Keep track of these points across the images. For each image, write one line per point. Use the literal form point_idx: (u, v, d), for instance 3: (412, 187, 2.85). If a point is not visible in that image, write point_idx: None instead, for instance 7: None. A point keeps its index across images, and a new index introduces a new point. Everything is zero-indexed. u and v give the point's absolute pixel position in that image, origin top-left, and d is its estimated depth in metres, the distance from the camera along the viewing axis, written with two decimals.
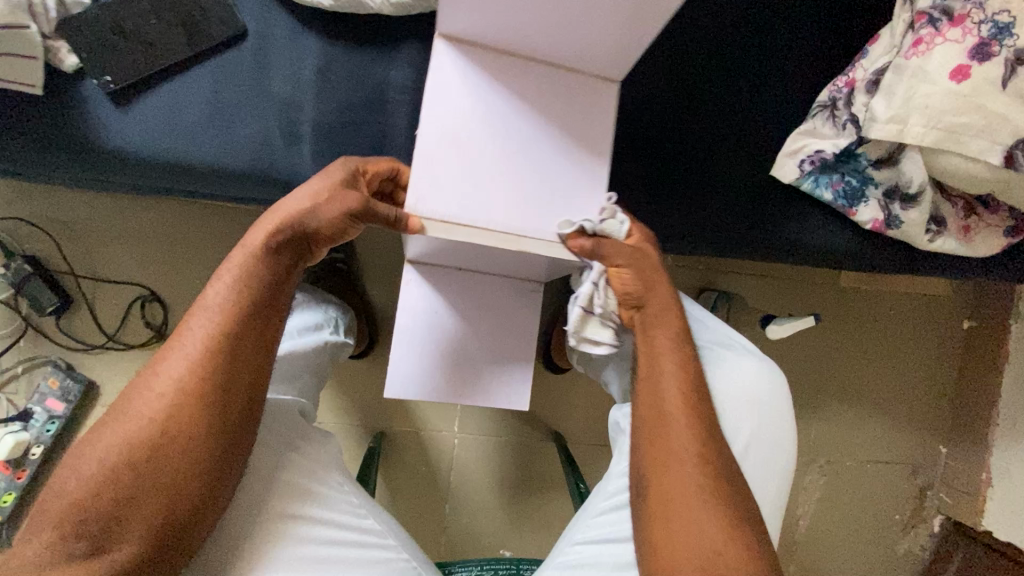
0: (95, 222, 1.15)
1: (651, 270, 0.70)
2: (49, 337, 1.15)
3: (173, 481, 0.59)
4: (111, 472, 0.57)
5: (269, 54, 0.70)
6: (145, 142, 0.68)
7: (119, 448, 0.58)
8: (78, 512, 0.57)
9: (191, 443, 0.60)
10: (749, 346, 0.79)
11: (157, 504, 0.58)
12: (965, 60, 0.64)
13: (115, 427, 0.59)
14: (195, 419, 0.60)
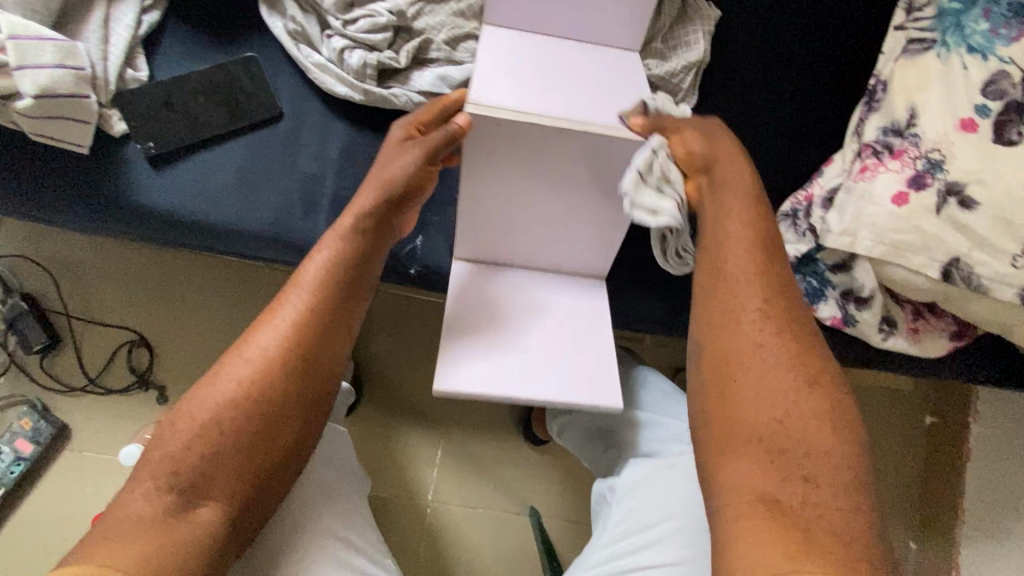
0: (96, 265, 1.19)
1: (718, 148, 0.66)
2: (31, 376, 1.14)
3: (261, 442, 0.61)
4: (203, 433, 0.60)
5: (299, 134, 0.77)
6: (179, 199, 0.74)
7: (211, 412, 0.61)
8: (171, 465, 0.59)
9: (280, 407, 0.62)
10: None
11: (241, 466, 0.60)
12: (904, 187, 0.74)
13: (210, 389, 0.62)
14: (291, 380, 0.63)
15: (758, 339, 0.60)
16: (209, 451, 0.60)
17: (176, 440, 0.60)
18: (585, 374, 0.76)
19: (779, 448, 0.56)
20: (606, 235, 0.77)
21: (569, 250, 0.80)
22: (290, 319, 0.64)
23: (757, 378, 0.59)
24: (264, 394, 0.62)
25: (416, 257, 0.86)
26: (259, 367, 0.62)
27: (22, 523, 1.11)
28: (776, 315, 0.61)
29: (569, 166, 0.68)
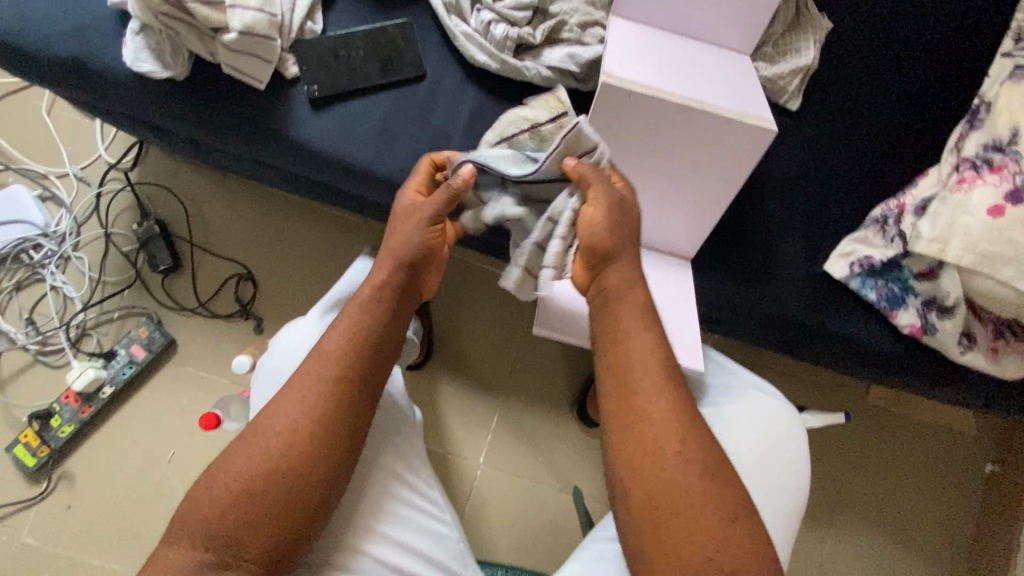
0: (221, 203, 1.33)
1: (624, 225, 0.71)
2: (150, 291, 1.29)
3: (287, 509, 0.68)
4: (236, 495, 0.67)
5: (437, 95, 0.87)
6: (328, 140, 0.85)
7: (244, 478, 0.68)
8: (208, 526, 0.66)
9: (303, 476, 0.69)
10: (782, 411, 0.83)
11: (269, 531, 0.67)
12: (1001, 201, 0.77)
13: (244, 454, 0.69)
14: (309, 452, 0.69)
15: (671, 484, 0.65)
16: (240, 516, 0.66)
17: (212, 501, 0.67)
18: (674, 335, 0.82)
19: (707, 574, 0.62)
20: (700, 218, 0.83)
21: (660, 232, 0.87)
22: (307, 401, 0.71)
23: (679, 517, 0.64)
24: (291, 460, 0.69)
25: None
26: (286, 436, 0.70)
27: (128, 418, 1.26)
28: (696, 457, 0.66)
29: (681, 145, 0.75)
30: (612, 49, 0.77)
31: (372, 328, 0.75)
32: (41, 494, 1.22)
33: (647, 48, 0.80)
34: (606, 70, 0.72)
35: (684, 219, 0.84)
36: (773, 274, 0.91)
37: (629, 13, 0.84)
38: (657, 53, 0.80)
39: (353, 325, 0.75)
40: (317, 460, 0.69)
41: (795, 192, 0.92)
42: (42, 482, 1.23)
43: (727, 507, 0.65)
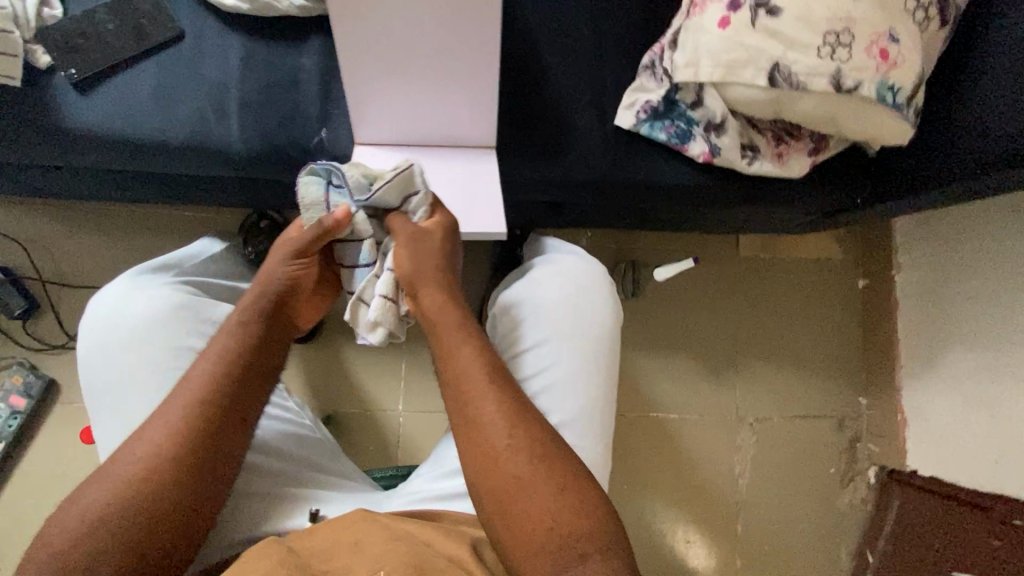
0: (60, 232, 1.30)
1: (426, 255, 0.82)
2: (15, 339, 1.26)
3: (144, 539, 0.63)
4: (87, 525, 0.62)
5: (204, 50, 0.90)
6: (103, 118, 0.86)
7: (95, 504, 0.63)
8: (53, 558, 0.60)
9: (164, 503, 0.65)
10: (592, 284, 0.87)
11: (120, 561, 0.61)
12: (726, 13, 0.85)
13: (100, 481, 0.65)
14: (173, 480, 0.66)
15: (510, 470, 0.68)
16: (89, 548, 0.61)
17: (60, 531, 0.62)
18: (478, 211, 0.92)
19: (540, 544, 0.65)
20: (477, 102, 0.88)
21: (452, 126, 0.92)
22: (177, 438, 0.67)
23: (518, 499, 0.67)
24: (151, 486, 0.65)
25: (324, 150, 0.92)
26: (147, 461, 0.66)
27: (29, 470, 1.22)
28: (533, 439, 0.70)
29: (420, 31, 0.78)
30: None
31: (239, 354, 0.74)
32: None
33: None
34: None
35: (467, 106, 0.88)
36: (571, 141, 0.98)
37: None
38: None
39: (220, 348, 0.74)
40: (177, 486, 0.66)
41: (567, 62, 1.00)
42: None
43: (558, 478, 0.68)
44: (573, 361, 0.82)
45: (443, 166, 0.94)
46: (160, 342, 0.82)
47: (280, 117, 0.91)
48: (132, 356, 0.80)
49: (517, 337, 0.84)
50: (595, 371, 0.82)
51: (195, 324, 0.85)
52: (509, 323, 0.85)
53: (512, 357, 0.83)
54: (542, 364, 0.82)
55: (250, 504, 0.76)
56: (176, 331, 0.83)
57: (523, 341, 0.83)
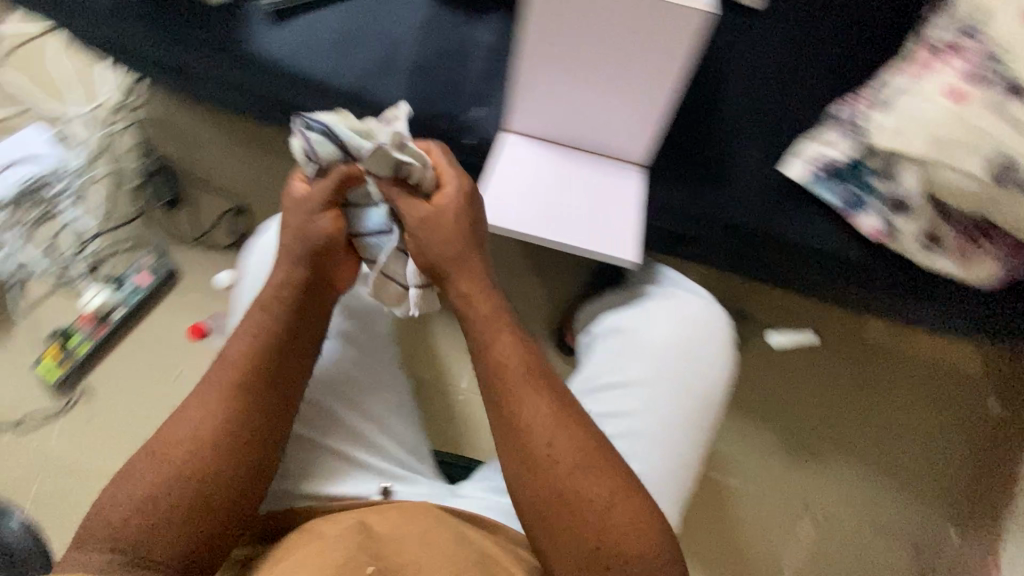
0: (217, 141, 1.42)
1: (441, 236, 0.73)
2: (156, 224, 1.40)
3: (204, 507, 0.65)
4: (148, 497, 0.64)
5: (389, 5, 0.91)
6: (285, 53, 0.90)
7: (155, 477, 0.64)
8: (114, 527, 0.62)
9: (220, 474, 0.66)
10: (706, 333, 0.81)
11: (183, 529, 0.64)
12: (960, 85, 0.78)
13: (154, 456, 0.66)
14: (227, 451, 0.67)
15: (557, 492, 0.66)
16: (149, 518, 0.63)
17: (123, 502, 0.63)
18: (596, 227, 0.81)
19: (585, 565, 0.64)
20: (643, 117, 0.83)
21: (607, 136, 0.87)
22: (210, 424, 0.67)
23: (563, 518, 0.65)
24: (204, 457, 0.66)
25: (472, 128, 0.92)
26: (198, 436, 0.66)
27: (136, 342, 1.37)
28: (581, 456, 0.66)
29: (610, 29, 0.74)
30: None
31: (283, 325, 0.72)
32: (67, 405, 1.35)
33: None
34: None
35: (628, 116, 0.83)
36: (729, 179, 0.90)
37: None
38: None
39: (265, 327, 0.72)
40: (233, 457, 0.67)
41: (747, 94, 0.91)
42: (67, 395, 1.36)
43: (604, 498, 0.65)
44: (667, 410, 0.76)
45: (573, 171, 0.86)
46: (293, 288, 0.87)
47: (441, 86, 0.90)
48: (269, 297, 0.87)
49: (609, 368, 0.80)
50: (687, 428, 0.76)
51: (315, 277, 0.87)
52: (606, 352, 0.81)
53: (599, 387, 0.78)
54: (632, 405, 0.76)
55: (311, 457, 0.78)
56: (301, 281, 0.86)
57: (617, 374, 0.78)
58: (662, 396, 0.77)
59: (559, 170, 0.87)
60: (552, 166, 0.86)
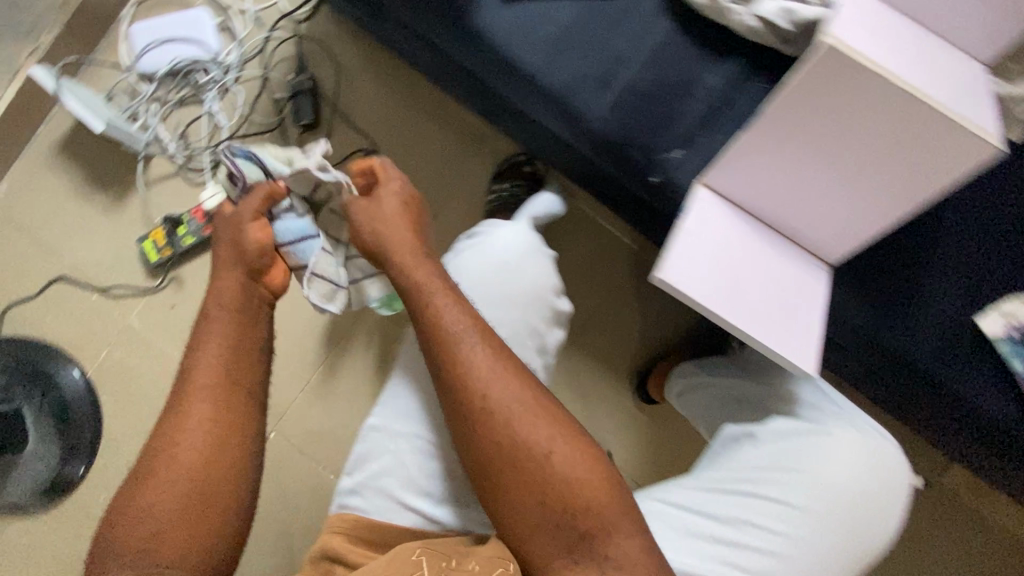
0: (370, 77, 1.39)
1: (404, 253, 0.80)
2: (287, 141, 1.38)
3: (209, 498, 0.65)
4: (152, 505, 0.63)
5: (627, 16, 0.84)
6: (504, 35, 0.86)
7: (158, 484, 0.64)
8: (127, 538, 0.62)
9: (216, 462, 0.66)
10: (881, 486, 0.75)
11: (193, 527, 0.63)
12: None
13: (151, 468, 0.65)
14: (215, 439, 0.67)
15: (495, 443, 0.70)
16: (158, 524, 0.62)
17: (134, 515, 0.63)
18: (789, 330, 0.74)
19: (552, 521, 0.68)
20: (859, 220, 0.78)
21: (805, 224, 0.83)
22: (201, 416, 0.68)
23: (517, 478, 0.69)
24: (197, 449, 0.66)
25: (663, 167, 0.86)
26: (182, 436, 0.67)
27: None
28: (520, 412, 0.70)
29: (872, 128, 0.66)
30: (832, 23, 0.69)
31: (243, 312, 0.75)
32: (156, 287, 1.38)
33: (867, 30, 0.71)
34: (827, 31, 0.66)
35: (837, 215, 0.79)
36: (910, 309, 0.85)
37: None
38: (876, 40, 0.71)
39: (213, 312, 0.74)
40: (223, 442, 0.67)
41: (957, 230, 0.86)
42: (160, 278, 1.39)
43: (545, 448, 0.69)
44: (811, 544, 0.72)
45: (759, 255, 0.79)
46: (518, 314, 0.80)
47: (650, 118, 0.85)
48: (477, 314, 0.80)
49: (770, 471, 0.74)
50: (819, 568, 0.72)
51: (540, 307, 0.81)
52: (773, 453, 0.76)
53: (753, 486, 0.74)
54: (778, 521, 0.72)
55: (403, 472, 0.77)
56: (531, 309, 0.80)
57: (776, 482, 0.73)
58: (813, 528, 0.72)
59: (747, 250, 0.79)
60: (735, 239, 0.79)
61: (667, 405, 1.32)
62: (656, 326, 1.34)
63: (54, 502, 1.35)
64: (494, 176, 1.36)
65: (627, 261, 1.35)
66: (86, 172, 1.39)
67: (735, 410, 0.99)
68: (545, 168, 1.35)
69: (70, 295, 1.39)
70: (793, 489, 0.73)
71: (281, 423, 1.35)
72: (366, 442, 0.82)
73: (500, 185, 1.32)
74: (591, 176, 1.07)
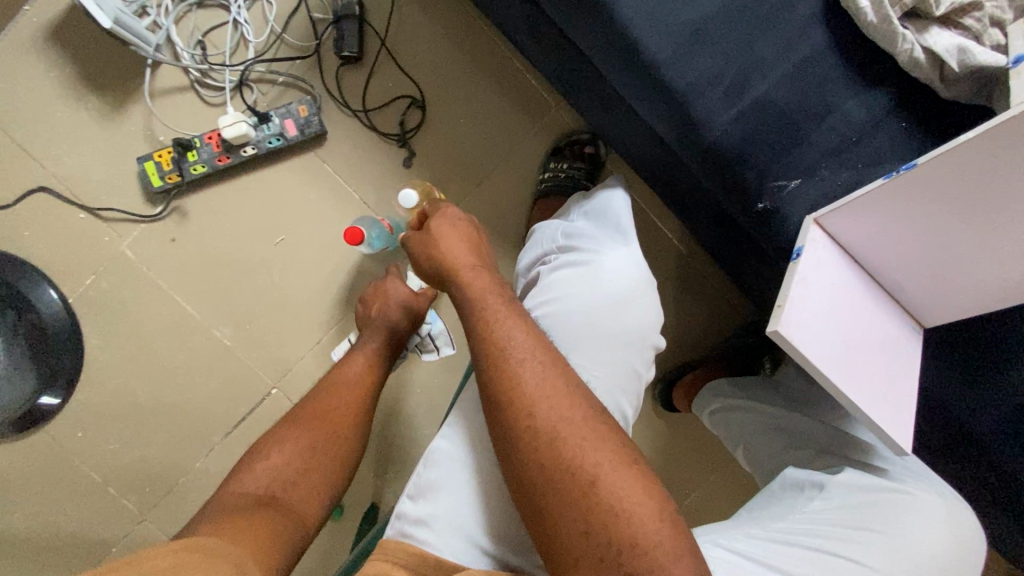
0: (428, 13, 1.22)
1: (480, 286, 0.73)
2: (322, 73, 1.21)
3: (324, 476, 0.79)
4: (288, 464, 0.78)
5: (777, 18, 0.73)
6: (635, 9, 0.73)
7: (298, 449, 0.79)
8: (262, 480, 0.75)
9: (340, 451, 0.82)
10: (959, 549, 0.76)
11: (307, 491, 0.76)
12: None
13: (296, 435, 0.81)
14: (348, 430, 0.85)
15: (536, 462, 0.61)
16: (286, 479, 0.76)
17: (270, 465, 0.77)
18: (884, 398, 0.72)
19: (596, 555, 0.57)
20: (972, 289, 0.74)
21: (912, 283, 0.77)
22: (344, 405, 0.87)
23: (557, 497, 0.59)
24: (334, 434, 0.83)
25: (775, 195, 0.78)
26: (327, 416, 0.84)
27: (249, 187, 1.23)
28: (567, 430, 0.62)
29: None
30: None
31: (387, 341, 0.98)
32: (155, 215, 1.23)
33: None
34: None
35: (951, 282, 0.74)
36: (987, 388, 0.78)
37: None
38: None
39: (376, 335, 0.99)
40: (348, 436, 0.84)
41: None
42: (159, 206, 1.23)
43: (593, 469, 0.59)
44: None
45: (865, 318, 0.76)
46: (620, 353, 0.75)
47: (776, 140, 0.76)
48: (578, 345, 0.74)
49: (846, 522, 0.76)
50: None
51: (639, 345, 0.76)
52: (843, 504, 0.79)
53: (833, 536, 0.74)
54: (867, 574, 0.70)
55: (467, 510, 0.67)
56: (632, 350, 0.76)
57: (856, 534, 0.74)
58: None
59: (857, 311, 0.76)
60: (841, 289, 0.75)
61: (688, 415, 1.31)
62: (690, 335, 1.31)
63: (24, 434, 1.24)
64: (551, 151, 1.24)
65: (673, 265, 1.29)
66: (80, 69, 1.19)
67: (795, 449, 0.96)
68: (606, 153, 1.25)
69: (53, 209, 1.21)
70: (875, 544, 0.73)
71: (285, 380, 1.28)
72: (433, 467, 0.71)
73: (559, 163, 1.21)
74: (672, 179, 0.99)
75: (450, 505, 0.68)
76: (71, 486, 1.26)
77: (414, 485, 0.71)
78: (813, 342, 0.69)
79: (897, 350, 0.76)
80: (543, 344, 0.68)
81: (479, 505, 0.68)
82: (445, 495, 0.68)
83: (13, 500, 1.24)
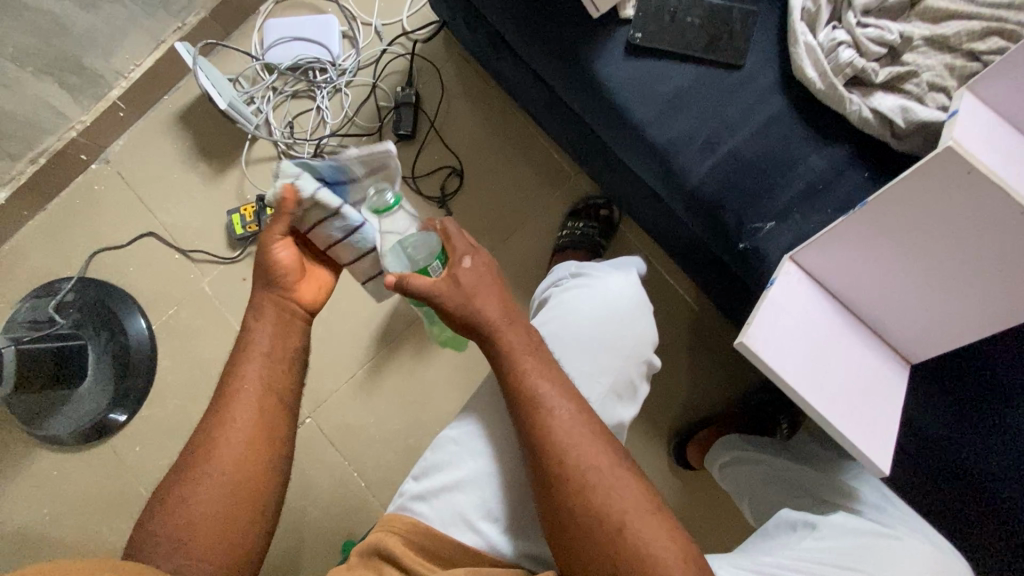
0: (472, 101, 1.48)
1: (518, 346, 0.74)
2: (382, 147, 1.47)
3: (235, 484, 0.70)
4: (190, 486, 0.68)
5: (743, 89, 0.89)
6: (622, 82, 0.90)
7: (202, 471, 0.69)
8: (173, 513, 0.67)
9: (247, 449, 0.72)
10: None
11: (221, 502, 0.68)
12: None
13: (201, 456, 0.70)
14: (257, 421, 0.74)
15: (567, 506, 0.66)
16: (193, 505, 0.68)
17: (179, 496, 0.68)
18: (866, 430, 0.76)
19: None
20: (947, 319, 0.77)
21: (888, 318, 0.83)
22: (245, 404, 0.74)
23: (584, 534, 0.65)
24: (232, 436, 0.72)
25: (753, 236, 0.87)
26: (230, 424, 0.72)
27: None
28: (596, 477, 0.67)
29: (975, 239, 0.68)
30: (956, 124, 0.70)
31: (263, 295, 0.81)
32: (234, 258, 1.46)
33: (987, 137, 0.73)
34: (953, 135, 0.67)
35: (923, 315, 0.79)
36: (985, 426, 0.85)
37: (986, 92, 0.76)
38: (993, 146, 0.72)
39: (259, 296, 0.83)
40: (256, 434, 0.73)
41: None
42: (239, 250, 1.47)
43: (620, 516, 0.65)
44: None
45: (846, 348, 0.82)
46: (615, 365, 0.85)
47: (749, 186, 0.86)
48: (572, 358, 0.85)
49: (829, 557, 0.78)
50: None
51: (638, 364, 0.87)
52: (832, 542, 0.80)
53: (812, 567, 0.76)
54: None
55: (451, 489, 0.78)
56: (628, 366, 0.86)
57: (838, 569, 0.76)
58: None
59: (833, 337, 0.81)
60: (824, 322, 0.82)
61: (703, 472, 1.29)
62: (704, 391, 1.33)
63: (90, 444, 1.39)
64: (569, 213, 1.40)
65: (685, 320, 1.35)
66: (197, 144, 1.51)
67: (793, 496, 0.96)
68: (620, 216, 1.39)
69: (156, 251, 1.48)
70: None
71: (319, 411, 1.37)
72: (438, 453, 0.83)
73: (575, 223, 1.35)
74: (671, 231, 1.10)
75: (451, 480, 0.78)
76: (122, 498, 1.37)
77: (420, 470, 0.82)
78: (793, 367, 0.75)
79: (878, 388, 0.81)
80: (569, 395, 0.72)
81: (461, 488, 0.78)
82: (447, 471, 0.79)
83: (69, 507, 1.36)
